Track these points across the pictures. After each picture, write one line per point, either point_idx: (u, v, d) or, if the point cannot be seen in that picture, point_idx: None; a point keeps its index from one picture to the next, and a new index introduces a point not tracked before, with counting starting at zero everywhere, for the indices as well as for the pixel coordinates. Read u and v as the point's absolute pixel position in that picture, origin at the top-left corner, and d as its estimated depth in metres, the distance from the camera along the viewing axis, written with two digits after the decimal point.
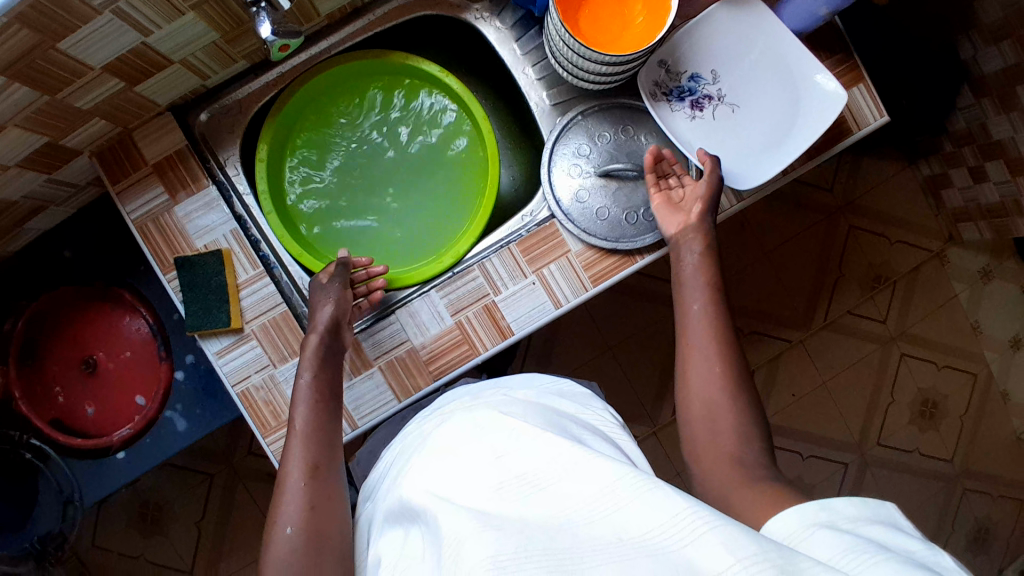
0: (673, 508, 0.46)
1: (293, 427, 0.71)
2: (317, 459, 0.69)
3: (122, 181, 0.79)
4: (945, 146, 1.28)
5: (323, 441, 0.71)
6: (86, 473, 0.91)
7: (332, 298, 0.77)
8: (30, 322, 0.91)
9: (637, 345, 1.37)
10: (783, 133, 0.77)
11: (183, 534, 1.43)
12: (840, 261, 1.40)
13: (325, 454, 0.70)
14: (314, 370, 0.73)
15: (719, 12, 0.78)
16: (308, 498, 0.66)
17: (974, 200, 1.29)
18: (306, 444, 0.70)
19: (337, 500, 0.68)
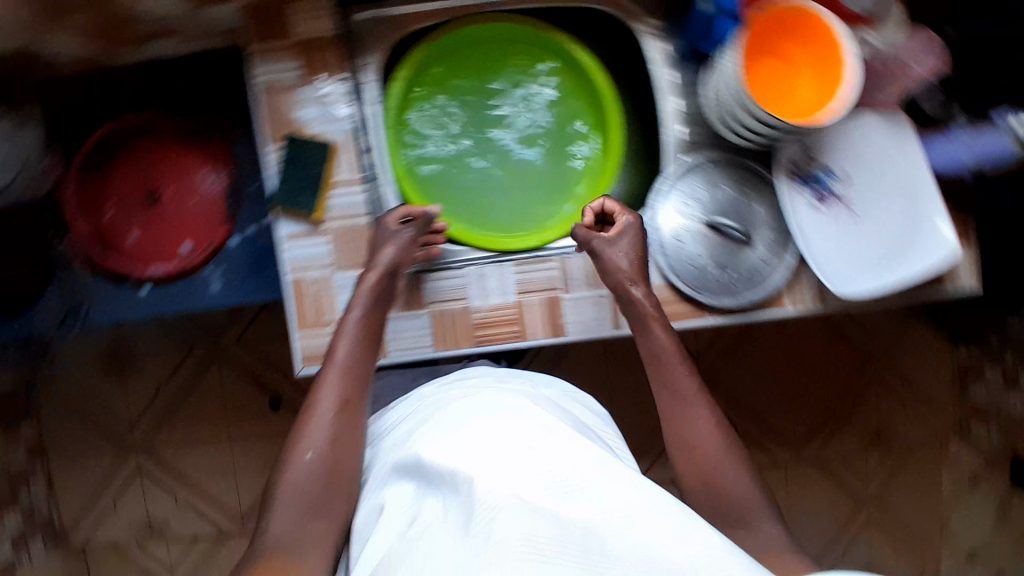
0: (700, 543, 0.52)
1: (334, 357, 0.75)
2: (352, 394, 0.74)
3: (261, 44, 0.78)
4: (993, 345, 1.22)
5: (359, 378, 0.75)
6: (105, 293, 0.89)
7: (399, 243, 0.77)
8: (115, 134, 0.92)
9: (635, 394, 1.40)
10: (885, 260, 0.76)
11: (146, 386, 1.48)
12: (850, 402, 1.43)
13: (358, 391, 0.75)
14: (364, 308, 0.76)
15: (876, 122, 0.79)
16: (335, 428, 0.72)
17: (997, 405, 1.23)
18: (343, 378, 0.74)
19: (359, 436, 0.73)
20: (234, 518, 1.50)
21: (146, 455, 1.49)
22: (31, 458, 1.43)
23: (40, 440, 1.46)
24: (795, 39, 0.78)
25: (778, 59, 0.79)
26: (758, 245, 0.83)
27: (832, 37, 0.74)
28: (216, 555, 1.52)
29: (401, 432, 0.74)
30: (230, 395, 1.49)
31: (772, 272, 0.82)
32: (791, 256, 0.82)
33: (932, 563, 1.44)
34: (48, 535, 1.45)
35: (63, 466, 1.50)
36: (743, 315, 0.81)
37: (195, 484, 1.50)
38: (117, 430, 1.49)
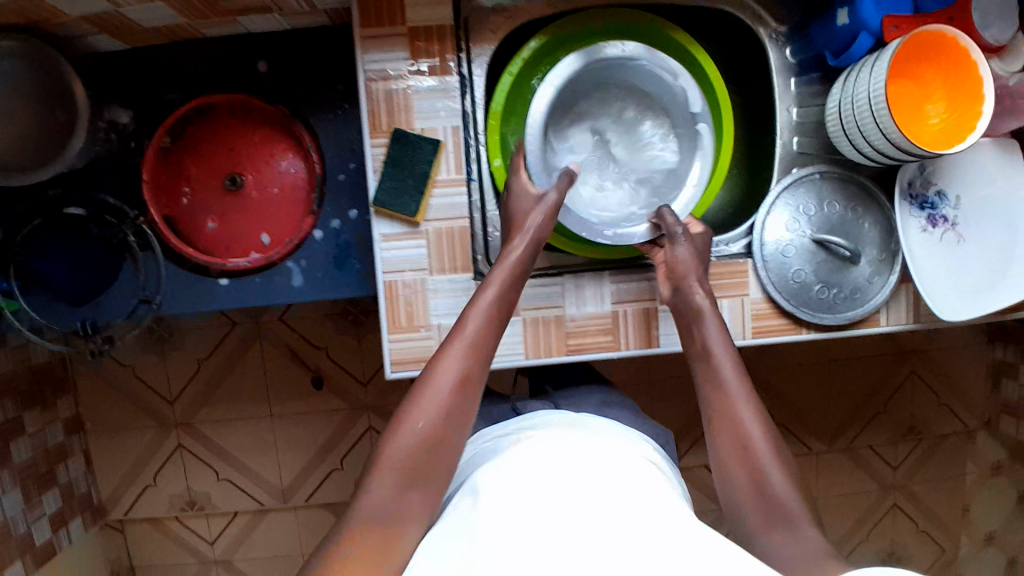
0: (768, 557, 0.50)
1: (460, 331, 0.65)
2: (465, 402, 0.62)
3: (374, 29, 0.72)
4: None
5: (484, 357, 0.65)
6: (180, 281, 0.86)
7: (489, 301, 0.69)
8: (193, 112, 0.84)
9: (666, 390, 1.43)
10: (991, 282, 0.75)
11: (182, 367, 1.46)
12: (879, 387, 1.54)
13: (480, 371, 0.64)
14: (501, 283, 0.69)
15: (985, 147, 0.78)
16: (448, 404, 0.61)
17: (1001, 399, 1.55)
18: (469, 352, 0.64)
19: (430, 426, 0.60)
20: (275, 495, 1.50)
21: (185, 431, 1.48)
22: (67, 434, 1.44)
23: (75, 416, 1.46)
24: (930, 59, 0.72)
25: (911, 80, 0.72)
26: (863, 262, 0.78)
27: (971, 58, 0.70)
28: (257, 529, 1.53)
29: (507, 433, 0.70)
30: (276, 376, 1.46)
31: (874, 292, 0.79)
32: (896, 276, 0.79)
33: (954, 545, 1.63)
34: (88, 512, 1.48)
35: (100, 441, 1.49)
36: (840, 333, 0.79)
37: (236, 461, 1.48)
38: (152, 408, 1.47)
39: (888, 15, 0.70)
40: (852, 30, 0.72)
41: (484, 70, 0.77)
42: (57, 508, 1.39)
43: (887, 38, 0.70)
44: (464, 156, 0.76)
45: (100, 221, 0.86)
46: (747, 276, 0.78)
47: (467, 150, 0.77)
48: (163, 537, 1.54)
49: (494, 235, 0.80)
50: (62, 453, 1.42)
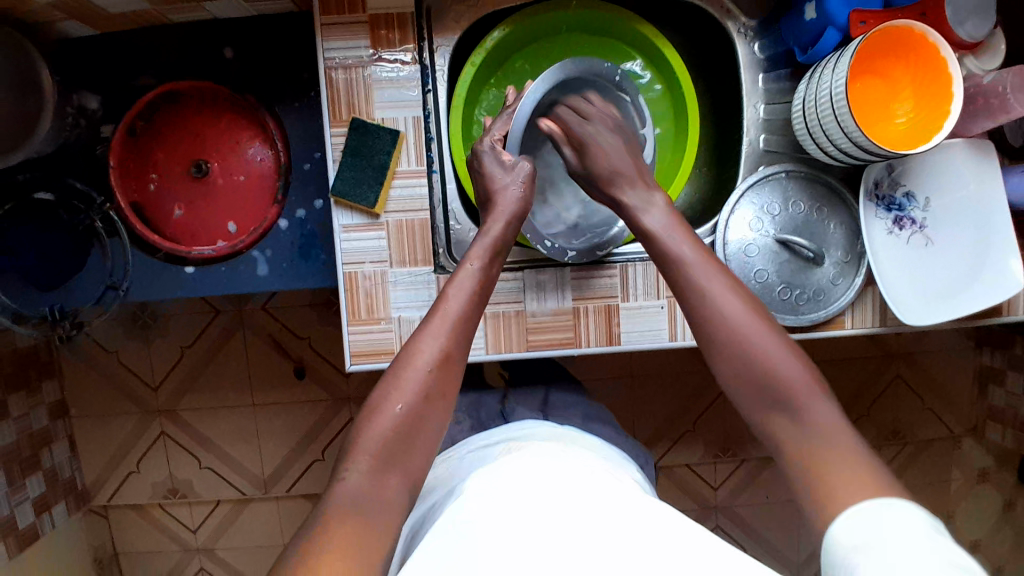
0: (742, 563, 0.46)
1: (442, 307, 0.64)
2: (445, 379, 0.61)
3: (335, 17, 0.72)
4: None
5: (465, 335, 0.64)
6: (145, 268, 0.86)
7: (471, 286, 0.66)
8: (161, 99, 0.85)
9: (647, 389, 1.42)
10: (956, 287, 0.75)
11: (165, 354, 1.46)
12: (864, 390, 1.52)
13: (461, 349, 0.63)
14: (484, 261, 0.68)
15: (959, 147, 0.75)
16: (427, 379, 0.59)
17: (987, 405, 1.53)
18: (451, 329, 0.63)
19: (411, 411, 0.58)
20: (257, 484, 1.50)
21: (168, 418, 1.49)
22: (52, 419, 1.44)
23: (59, 401, 1.47)
24: (899, 56, 0.70)
25: (879, 77, 0.71)
26: (827, 263, 0.78)
27: (940, 55, 0.67)
28: (239, 517, 1.53)
29: (499, 441, 0.68)
30: (258, 364, 1.47)
31: (838, 293, 0.78)
32: (861, 278, 0.78)
33: None
34: (72, 496, 1.48)
35: (84, 427, 1.50)
36: (805, 335, 0.78)
37: (218, 449, 1.49)
38: (135, 394, 1.48)
39: (854, 10, 0.69)
40: (819, 25, 0.71)
41: (446, 59, 0.77)
42: (41, 492, 1.39)
43: (853, 34, 0.69)
44: (425, 147, 0.76)
45: (69, 206, 0.86)
46: None
47: (428, 142, 0.77)
48: (147, 524, 1.55)
49: (456, 228, 0.80)
50: (47, 437, 1.42)
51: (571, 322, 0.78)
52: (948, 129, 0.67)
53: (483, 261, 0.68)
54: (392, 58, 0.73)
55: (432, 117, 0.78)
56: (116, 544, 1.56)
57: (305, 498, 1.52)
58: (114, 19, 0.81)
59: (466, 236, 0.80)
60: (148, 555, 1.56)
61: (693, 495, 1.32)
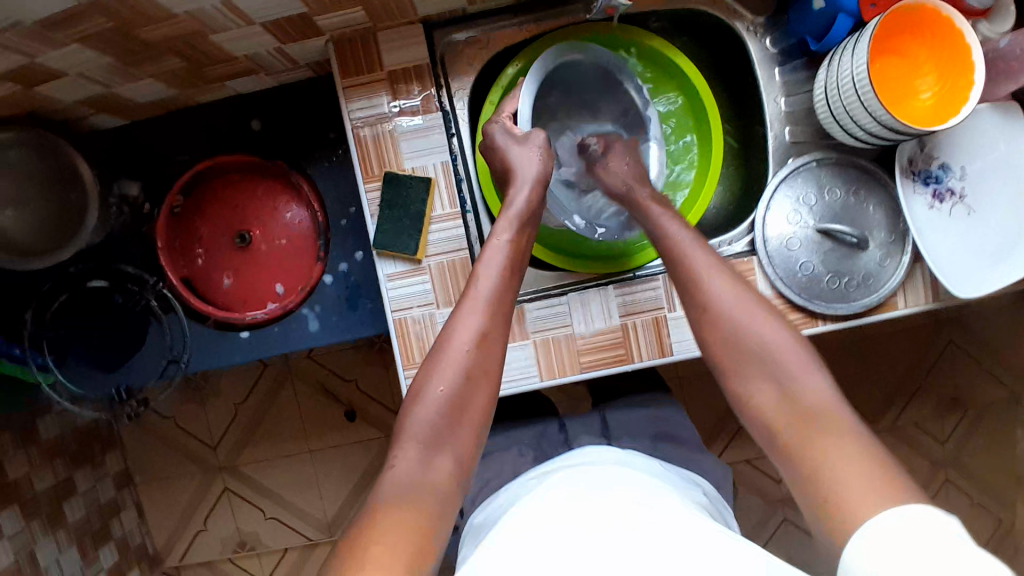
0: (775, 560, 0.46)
1: (473, 288, 0.67)
2: (483, 363, 0.63)
3: (354, 78, 0.76)
4: None
5: (501, 312, 0.66)
6: (201, 339, 0.89)
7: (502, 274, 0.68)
8: (199, 176, 0.88)
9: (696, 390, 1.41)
10: (1004, 251, 0.73)
11: (220, 412, 1.50)
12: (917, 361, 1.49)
13: (499, 327, 0.66)
14: (512, 232, 0.70)
15: (985, 112, 0.76)
16: (467, 360, 0.63)
17: None
18: (484, 310, 0.65)
19: (452, 397, 0.61)
20: (321, 530, 1.52)
21: (230, 475, 1.52)
22: (118, 489, 1.48)
23: (124, 471, 1.51)
24: (914, 33, 0.71)
25: (897, 57, 0.71)
26: (871, 246, 0.77)
27: (956, 27, 0.68)
28: (307, 566, 1.55)
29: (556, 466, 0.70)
30: (309, 411, 1.50)
31: (888, 275, 0.77)
32: (909, 256, 0.76)
33: None
34: (145, 561, 1.52)
35: (150, 493, 1.54)
36: (860, 321, 0.76)
37: (280, 500, 1.52)
38: (194, 456, 1.52)
39: None
40: (829, 14, 0.71)
41: (465, 103, 0.79)
42: (114, 560, 1.42)
43: (866, 17, 0.70)
44: (457, 189, 0.78)
45: (122, 289, 0.89)
46: (756, 273, 0.77)
47: (459, 182, 0.79)
48: None
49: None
50: (115, 507, 1.46)
51: (622, 339, 0.79)
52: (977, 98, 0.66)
53: (511, 233, 0.71)
54: (413, 106, 0.76)
55: (460, 158, 0.80)
56: None
57: None
58: (146, 107, 0.85)
59: None
60: None
61: (757, 488, 1.28)
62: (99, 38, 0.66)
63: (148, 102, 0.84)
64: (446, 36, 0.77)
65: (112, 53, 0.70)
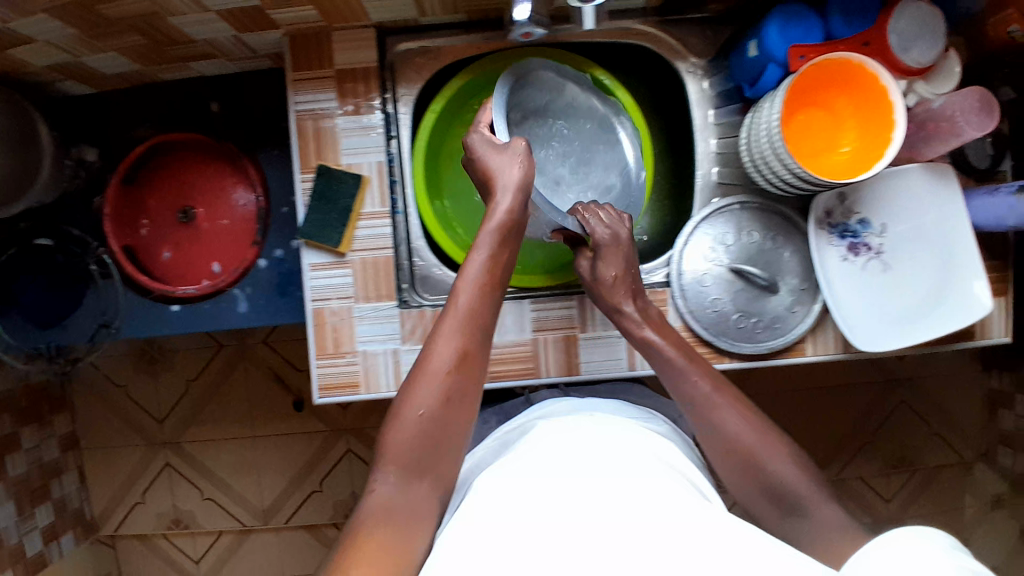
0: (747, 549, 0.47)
1: (453, 306, 0.64)
2: (465, 376, 0.62)
3: (304, 72, 0.77)
4: None
5: (482, 329, 0.64)
6: (136, 308, 0.91)
7: (485, 251, 0.66)
8: (152, 150, 0.90)
9: None
10: (914, 312, 0.75)
11: (172, 387, 1.51)
12: (868, 416, 1.48)
13: (478, 343, 0.63)
14: (491, 248, 0.66)
15: (915, 171, 0.75)
16: (446, 382, 0.61)
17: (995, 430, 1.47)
18: (463, 329, 0.63)
19: (438, 409, 0.60)
20: (256, 515, 1.54)
21: (173, 451, 1.53)
22: (62, 451, 1.50)
23: (71, 434, 1.53)
24: (840, 87, 0.72)
25: (821, 109, 0.73)
26: (782, 291, 0.78)
27: (881, 84, 0.68)
28: (240, 549, 1.56)
29: (527, 423, 0.72)
30: (258, 395, 1.51)
31: (797, 321, 0.78)
32: (819, 305, 0.78)
33: None
34: (80, 526, 1.53)
35: (93, 459, 1.55)
36: (764, 363, 0.79)
37: (219, 480, 1.53)
38: (141, 427, 1.53)
39: (793, 46, 0.69)
40: (761, 62, 0.72)
41: (409, 107, 0.81)
42: (49, 521, 1.43)
43: (793, 68, 0.70)
44: (389, 190, 0.80)
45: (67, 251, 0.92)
46: (666, 305, 0.80)
47: (392, 185, 0.81)
48: (152, 555, 1.58)
49: (420, 264, 0.83)
50: (57, 468, 1.47)
51: (533, 353, 0.81)
52: (890, 157, 0.68)
53: (490, 248, 0.66)
54: (355, 106, 0.78)
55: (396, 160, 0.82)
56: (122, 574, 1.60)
57: (303, 528, 1.54)
58: (110, 79, 0.88)
59: (430, 272, 0.84)
60: None
61: None
62: (66, 12, 0.67)
63: (112, 75, 0.87)
64: (394, 44, 0.79)
65: (75, 25, 0.71)
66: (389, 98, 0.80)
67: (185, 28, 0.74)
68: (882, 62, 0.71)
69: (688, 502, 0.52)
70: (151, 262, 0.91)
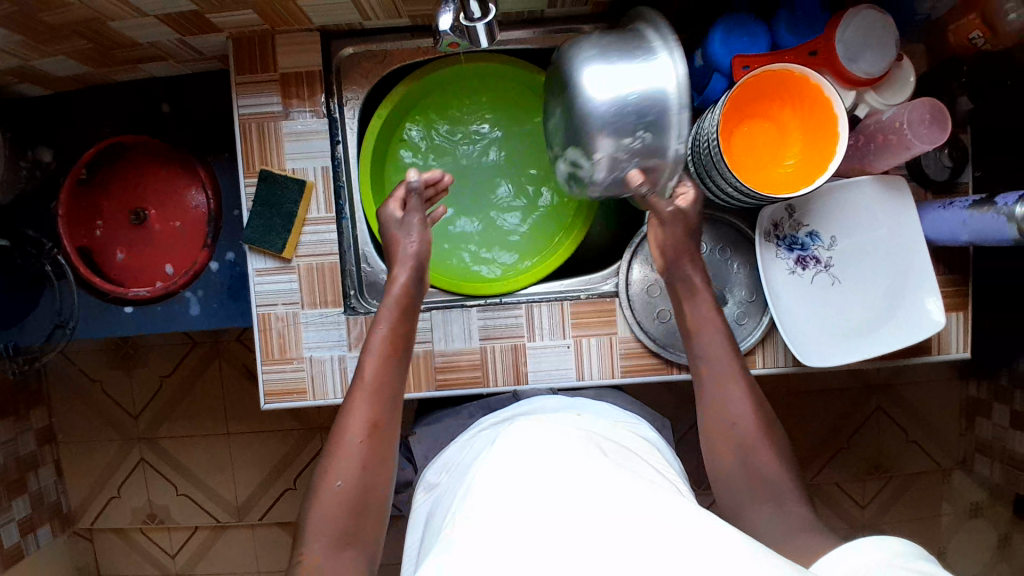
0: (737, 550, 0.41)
1: (361, 379, 0.66)
2: (379, 442, 0.63)
3: (248, 76, 0.77)
4: None
5: (391, 396, 0.66)
6: (92, 309, 0.91)
7: (390, 319, 0.70)
8: (105, 151, 0.90)
9: None
10: (865, 327, 0.74)
11: (147, 383, 1.52)
12: (844, 421, 1.46)
13: (389, 412, 0.65)
14: (392, 321, 0.70)
15: (867, 184, 0.74)
16: (361, 450, 0.62)
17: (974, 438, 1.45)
18: (373, 399, 0.65)
19: (354, 479, 0.61)
20: (231, 511, 1.54)
21: (148, 447, 1.54)
22: (39, 445, 1.50)
23: (48, 428, 1.53)
24: (785, 100, 0.70)
25: (767, 121, 0.72)
26: (729, 303, 0.78)
27: (825, 96, 0.67)
28: (216, 544, 1.57)
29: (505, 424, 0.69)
30: (231, 391, 1.51)
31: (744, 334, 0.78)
32: (768, 318, 0.77)
33: None
34: (58, 519, 1.54)
35: (70, 453, 1.56)
36: None
37: (193, 476, 1.54)
38: (117, 422, 1.54)
39: (736, 56, 0.69)
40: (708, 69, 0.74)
41: (355, 112, 0.82)
42: (25, 514, 1.44)
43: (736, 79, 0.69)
44: (335, 196, 0.80)
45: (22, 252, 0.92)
46: (616, 315, 0.79)
47: (338, 189, 0.81)
48: (129, 548, 1.60)
49: (368, 270, 0.84)
50: (33, 462, 1.48)
51: (480, 361, 0.80)
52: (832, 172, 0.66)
53: (391, 321, 0.70)
54: (300, 110, 0.77)
55: (343, 165, 0.82)
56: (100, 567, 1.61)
57: (278, 525, 1.55)
58: (62, 80, 0.87)
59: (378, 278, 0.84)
60: None
61: None
62: (5, 20, 0.67)
63: (64, 77, 0.86)
64: (340, 48, 0.79)
65: (18, 33, 0.71)
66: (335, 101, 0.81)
67: (128, 31, 0.73)
68: (831, 72, 0.70)
69: (670, 506, 0.46)
70: (105, 264, 0.90)
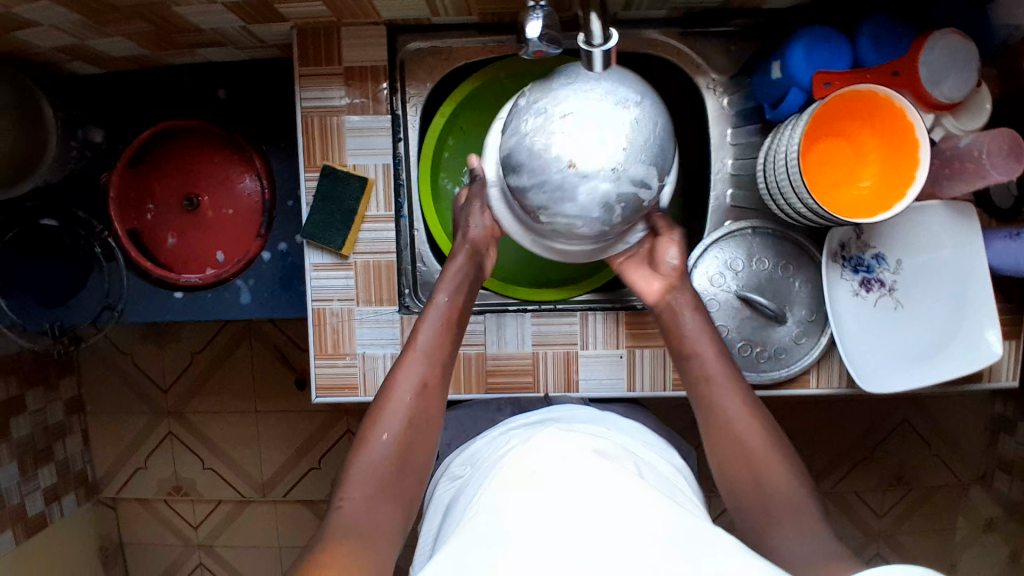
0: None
1: (414, 344, 0.66)
2: (425, 407, 0.63)
3: (311, 68, 0.76)
4: None
5: (442, 362, 0.66)
6: (140, 292, 0.91)
7: (451, 290, 0.70)
8: (159, 134, 0.90)
9: None
10: (922, 351, 0.74)
11: (176, 358, 1.53)
12: (867, 432, 1.46)
13: (439, 378, 0.65)
14: (451, 291, 0.70)
15: (937, 209, 0.73)
16: (410, 410, 0.62)
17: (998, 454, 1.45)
18: (426, 362, 0.65)
19: (400, 436, 0.60)
20: (256, 487, 1.56)
21: (175, 421, 1.56)
22: (67, 414, 1.52)
23: (76, 398, 1.55)
24: (864, 120, 0.70)
25: (844, 140, 0.71)
26: (789, 321, 0.77)
27: (908, 118, 0.66)
28: (239, 519, 1.59)
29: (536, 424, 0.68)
30: (259, 371, 1.52)
31: (801, 353, 0.77)
32: (827, 337, 0.77)
33: None
34: (83, 488, 1.56)
35: (97, 423, 1.58)
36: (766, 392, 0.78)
37: (219, 451, 1.55)
38: (146, 395, 1.55)
39: (819, 72, 0.68)
40: (784, 85, 0.71)
41: (417, 109, 0.81)
42: (52, 482, 1.47)
43: (817, 96, 0.68)
44: (395, 193, 0.79)
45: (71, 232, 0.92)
46: None
47: (398, 187, 0.80)
48: (152, 519, 1.62)
49: (422, 270, 0.83)
50: (61, 431, 1.50)
51: (532, 367, 0.80)
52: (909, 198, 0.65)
53: (451, 291, 0.70)
54: (362, 104, 0.77)
55: (403, 163, 0.81)
56: (122, 536, 1.64)
57: (300, 503, 1.57)
58: (118, 61, 0.87)
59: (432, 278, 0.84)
60: (154, 547, 1.64)
61: None
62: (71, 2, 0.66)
63: (120, 57, 0.86)
64: (406, 43, 0.78)
65: (82, 15, 0.70)
66: (398, 94, 0.79)
67: (193, 18, 0.72)
68: (911, 94, 0.68)
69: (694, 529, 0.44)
70: (155, 248, 0.90)
